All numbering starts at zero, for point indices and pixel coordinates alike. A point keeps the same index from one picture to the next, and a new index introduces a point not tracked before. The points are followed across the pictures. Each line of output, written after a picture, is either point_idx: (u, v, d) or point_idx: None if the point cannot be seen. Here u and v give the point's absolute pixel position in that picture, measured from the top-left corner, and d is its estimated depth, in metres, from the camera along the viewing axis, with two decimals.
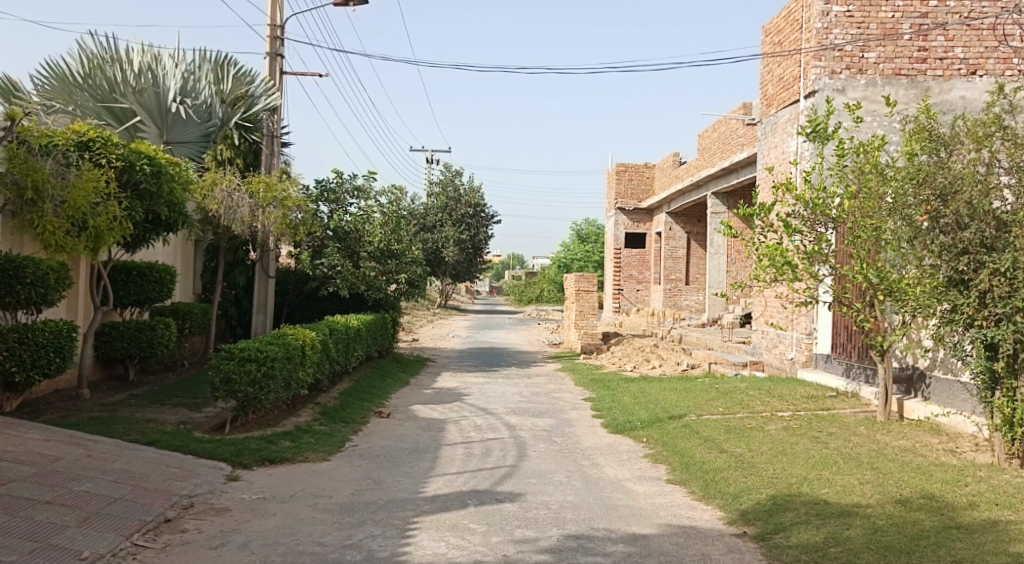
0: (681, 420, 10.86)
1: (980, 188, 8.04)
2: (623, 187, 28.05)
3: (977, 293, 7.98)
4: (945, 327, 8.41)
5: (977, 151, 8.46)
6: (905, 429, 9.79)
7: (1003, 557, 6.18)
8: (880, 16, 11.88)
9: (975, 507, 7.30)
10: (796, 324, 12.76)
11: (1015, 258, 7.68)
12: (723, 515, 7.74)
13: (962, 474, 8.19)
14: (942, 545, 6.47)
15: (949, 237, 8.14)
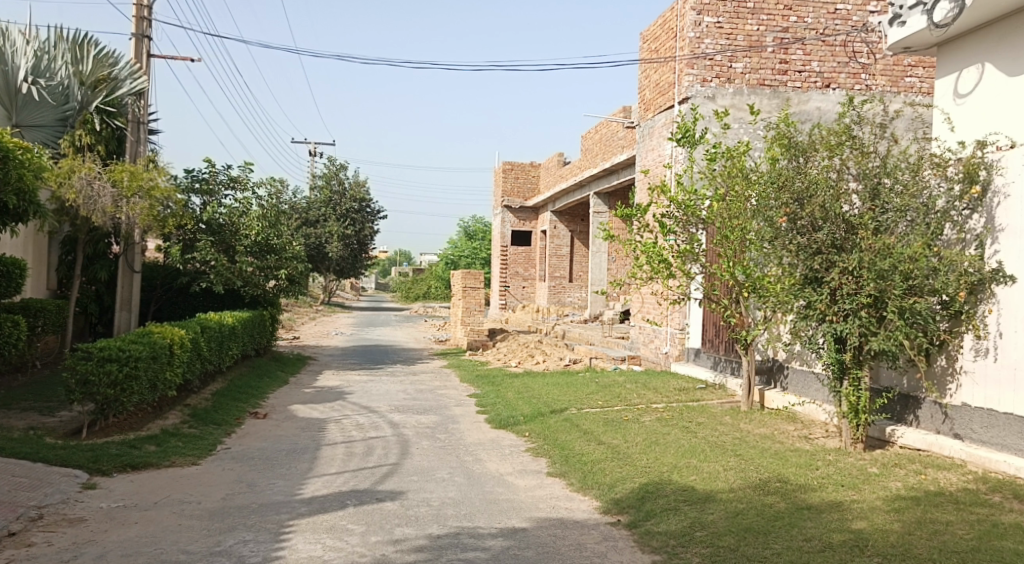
0: (562, 413, 11.10)
1: (832, 193, 8.68)
2: (509, 185, 28.21)
3: (828, 290, 8.63)
4: (801, 322, 8.99)
5: (830, 160, 8.93)
6: (765, 417, 10.49)
7: (846, 534, 6.66)
8: (745, 29, 12.55)
9: (824, 488, 7.86)
10: (669, 319, 13.23)
11: (861, 258, 8.36)
12: (599, 504, 8.01)
13: (813, 458, 8.85)
14: (795, 524, 6.95)
15: (805, 238, 8.75)
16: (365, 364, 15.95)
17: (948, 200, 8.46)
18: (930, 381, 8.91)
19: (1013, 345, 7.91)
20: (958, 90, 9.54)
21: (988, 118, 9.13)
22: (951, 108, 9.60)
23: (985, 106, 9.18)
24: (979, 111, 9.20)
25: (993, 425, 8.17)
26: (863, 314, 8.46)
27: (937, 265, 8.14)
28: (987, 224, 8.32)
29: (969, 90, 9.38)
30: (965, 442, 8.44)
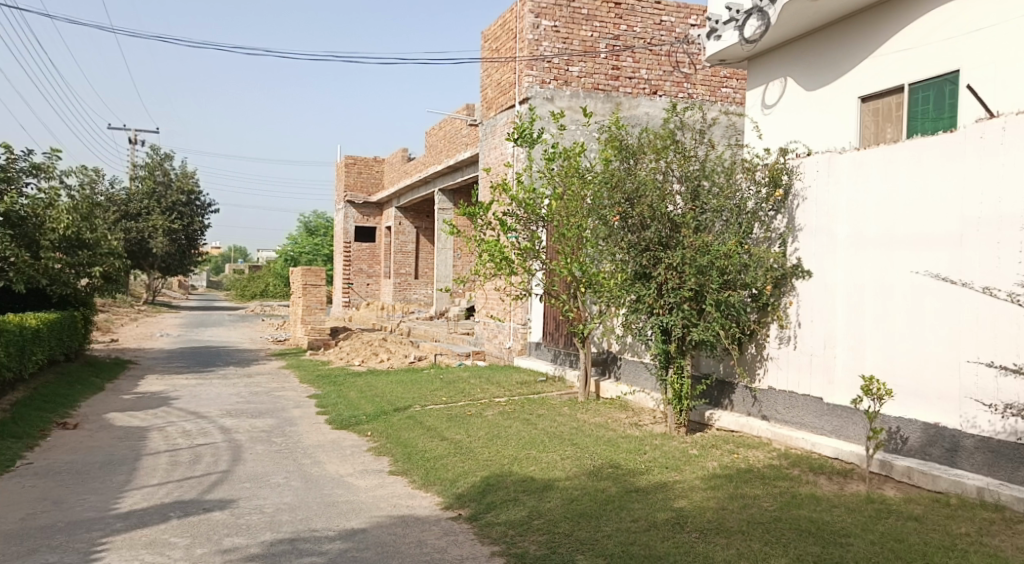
0: (406, 411, 10.95)
1: (659, 193, 6.62)
2: (350, 179, 24.32)
3: (656, 285, 6.65)
4: (629, 319, 7.00)
5: (655, 163, 6.86)
6: (600, 407, 10.80)
7: (671, 512, 5.26)
8: (581, 34, 12.90)
9: (647, 473, 6.17)
10: (511, 315, 13.42)
11: (684, 255, 6.45)
12: (440, 500, 6.47)
13: (640, 443, 7.00)
14: (624, 505, 5.48)
15: (633, 237, 6.71)
16: (192, 367, 15.03)
17: (757, 201, 6.71)
18: (739, 366, 7.06)
19: (814, 339, 6.30)
20: (766, 99, 9.04)
21: (788, 133, 8.86)
22: (759, 117, 9.17)
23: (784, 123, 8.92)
24: (779, 126, 8.95)
25: (792, 404, 6.52)
26: (685, 309, 6.61)
27: (746, 260, 6.51)
28: (790, 223, 6.57)
29: (774, 100, 8.90)
30: (770, 423, 6.73)
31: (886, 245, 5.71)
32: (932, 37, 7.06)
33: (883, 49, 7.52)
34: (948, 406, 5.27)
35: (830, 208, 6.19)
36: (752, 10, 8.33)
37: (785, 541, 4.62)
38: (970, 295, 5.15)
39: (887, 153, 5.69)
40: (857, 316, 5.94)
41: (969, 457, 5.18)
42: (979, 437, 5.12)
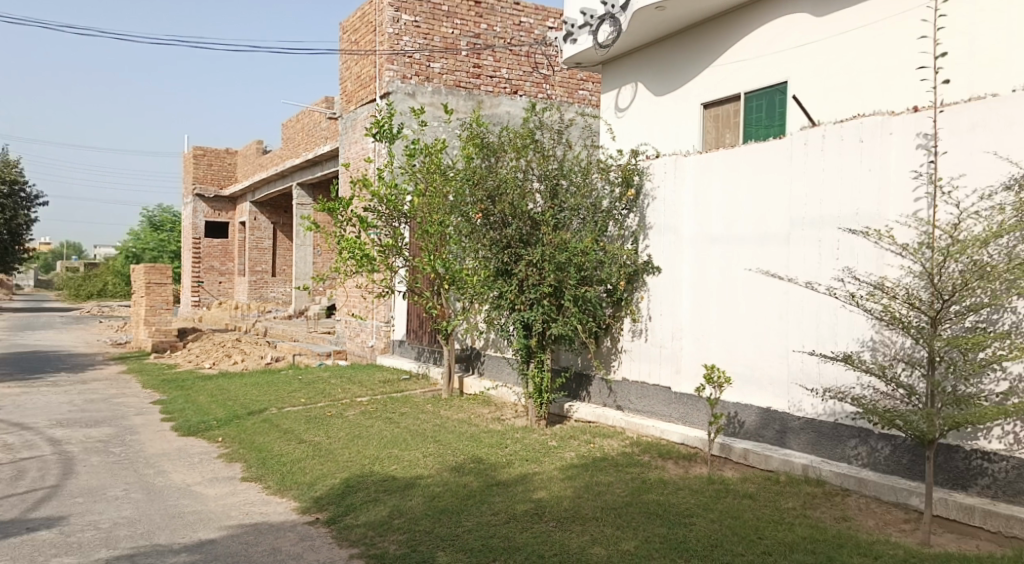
0: (260, 415, 10.65)
1: (519, 191, 6.70)
2: (200, 172, 23.31)
3: (518, 283, 6.70)
4: (494, 312, 7.09)
5: (516, 161, 6.88)
6: (464, 403, 10.81)
7: (529, 504, 5.39)
8: (441, 31, 12.93)
9: (511, 465, 6.31)
10: (375, 313, 13.31)
11: (545, 253, 6.56)
12: (297, 505, 6.17)
13: (503, 437, 7.13)
14: (485, 501, 5.55)
15: (497, 233, 6.77)
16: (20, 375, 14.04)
17: (611, 201, 6.87)
18: (595, 359, 7.31)
19: (662, 330, 6.60)
20: (619, 103, 9.40)
21: (642, 133, 9.06)
22: (612, 120, 9.50)
23: (641, 121, 9.10)
24: (637, 125, 9.12)
25: (644, 393, 6.81)
26: (546, 305, 6.70)
27: (601, 257, 6.71)
28: (642, 222, 6.83)
29: (626, 104, 9.26)
30: (624, 412, 6.99)
31: (727, 243, 6.06)
32: (765, 51, 7.44)
33: (721, 61, 7.93)
34: (778, 390, 5.65)
35: (677, 210, 6.49)
36: (604, 16, 8.56)
37: (635, 525, 4.84)
38: (797, 289, 5.51)
39: (728, 160, 6.04)
40: (701, 312, 6.28)
41: (795, 437, 5.54)
42: (804, 419, 5.48)
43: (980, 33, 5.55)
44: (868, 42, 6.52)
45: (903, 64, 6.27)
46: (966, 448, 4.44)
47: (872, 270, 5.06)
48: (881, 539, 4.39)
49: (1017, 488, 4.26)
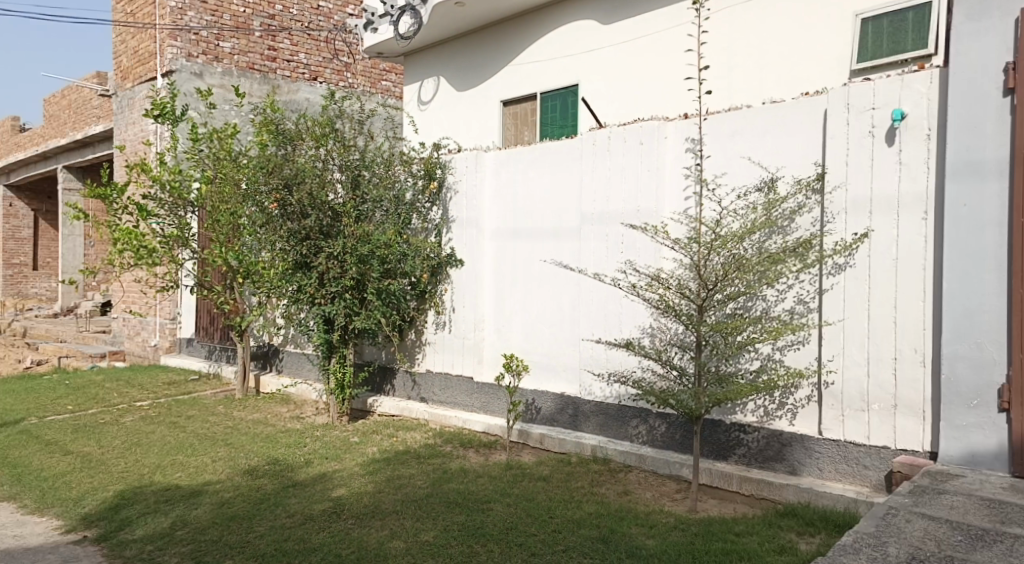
0: (15, 426, 8.49)
1: (319, 181, 6.48)
2: None
3: (316, 275, 6.59)
4: (293, 307, 6.87)
5: (314, 150, 6.62)
6: (258, 405, 9.34)
7: (327, 503, 5.31)
8: (231, 8, 11.49)
9: (310, 464, 6.16)
10: (157, 309, 12.38)
11: (346, 245, 6.49)
12: (61, 524, 5.43)
13: (302, 435, 6.93)
14: (279, 503, 5.35)
15: (294, 225, 6.52)
16: None
17: (414, 193, 6.96)
18: (399, 352, 7.39)
19: (464, 322, 6.76)
20: (421, 96, 9.50)
21: (444, 127, 9.24)
22: (414, 112, 9.60)
23: (443, 115, 9.27)
24: (439, 119, 9.29)
25: (447, 385, 6.98)
26: (347, 297, 6.66)
27: (405, 249, 6.75)
28: (444, 215, 6.99)
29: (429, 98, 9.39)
30: (428, 404, 7.14)
31: (527, 238, 6.32)
32: (558, 55, 7.82)
33: (518, 61, 8.24)
34: (570, 377, 5.97)
35: (479, 206, 6.68)
36: (405, 7, 8.56)
37: (434, 515, 4.97)
38: (586, 280, 5.82)
39: (526, 159, 6.30)
40: (503, 303, 6.53)
41: (587, 420, 5.87)
42: (595, 402, 5.81)
43: (737, 49, 6.14)
44: (645, 52, 7.02)
45: (675, 74, 6.80)
46: (726, 421, 4.94)
47: (651, 262, 5.40)
48: (656, 509, 4.80)
49: (766, 455, 4.80)
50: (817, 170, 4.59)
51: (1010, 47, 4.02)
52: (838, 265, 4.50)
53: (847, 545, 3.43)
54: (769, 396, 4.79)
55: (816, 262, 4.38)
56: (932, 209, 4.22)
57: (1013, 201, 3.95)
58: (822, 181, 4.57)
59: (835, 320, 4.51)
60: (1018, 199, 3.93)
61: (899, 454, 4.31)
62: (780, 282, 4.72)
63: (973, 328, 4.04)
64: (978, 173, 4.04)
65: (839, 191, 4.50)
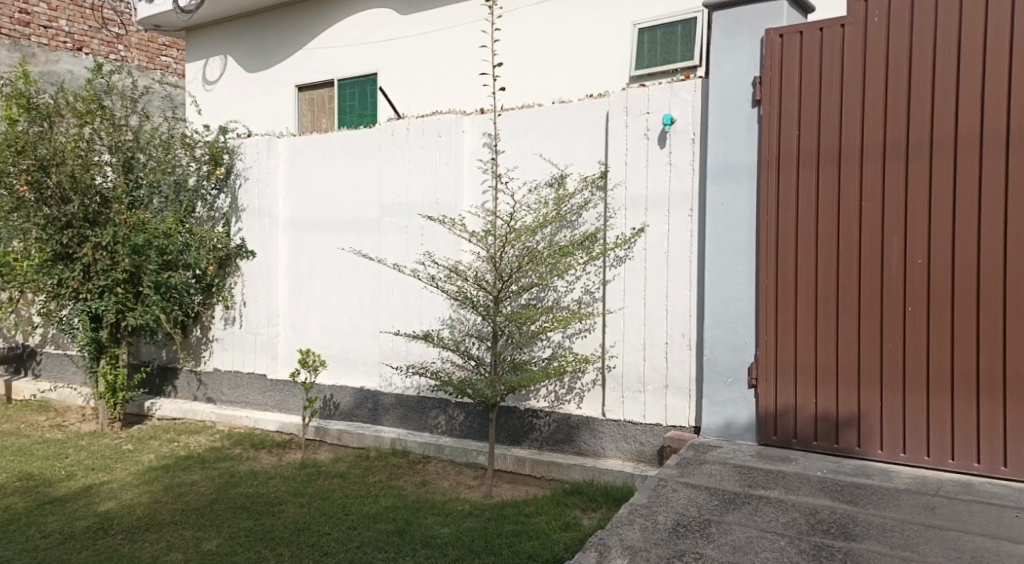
0: None
1: (81, 162, 5.95)
2: None
3: (81, 267, 6.06)
4: (52, 303, 6.22)
5: (78, 129, 6.03)
6: (11, 411, 8.11)
7: (91, 519, 4.91)
8: None
9: (70, 478, 5.61)
10: None
11: (117, 234, 6.05)
12: None
13: (63, 446, 6.29)
14: (34, 523, 4.85)
15: (53, 211, 5.94)
16: None
17: (198, 178, 6.65)
18: (183, 351, 7.03)
19: (257, 317, 6.52)
20: (206, 76, 9.01)
21: (231, 110, 8.83)
22: (199, 92, 9.10)
23: (229, 97, 8.84)
24: (226, 101, 8.85)
25: (237, 383, 6.71)
26: (120, 291, 6.18)
27: (187, 240, 6.39)
28: (234, 204, 6.72)
29: (216, 78, 8.92)
30: (215, 405, 6.82)
31: (323, 228, 6.15)
32: (356, 42, 7.73)
33: (314, 44, 8.05)
34: (370, 369, 5.91)
35: (272, 195, 6.42)
36: None
37: (219, 522, 4.77)
38: (388, 271, 5.78)
39: (320, 146, 6.13)
40: (296, 297, 6.37)
41: (387, 414, 5.84)
42: (395, 395, 5.80)
43: (529, 48, 6.37)
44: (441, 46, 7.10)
45: (470, 70, 6.94)
46: (521, 407, 5.14)
47: (449, 254, 5.42)
48: (452, 497, 4.90)
49: (556, 438, 5.04)
50: (601, 168, 4.86)
51: (756, 63, 4.38)
52: (619, 257, 4.80)
53: (623, 518, 3.76)
54: (559, 381, 5.02)
55: (600, 254, 4.69)
56: (696, 206, 4.57)
57: (760, 200, 4.33)
58: (605, 179, 4.85)
59: (616, 308, 4.82)
60: (763, 199, 4.31)
61: (669, 430, 4.66)
62: (569, 273, 4.98)
63: (730, 315, 4.42)
64: (733, 175, 4.41)
65: (620, 188, 4.80)
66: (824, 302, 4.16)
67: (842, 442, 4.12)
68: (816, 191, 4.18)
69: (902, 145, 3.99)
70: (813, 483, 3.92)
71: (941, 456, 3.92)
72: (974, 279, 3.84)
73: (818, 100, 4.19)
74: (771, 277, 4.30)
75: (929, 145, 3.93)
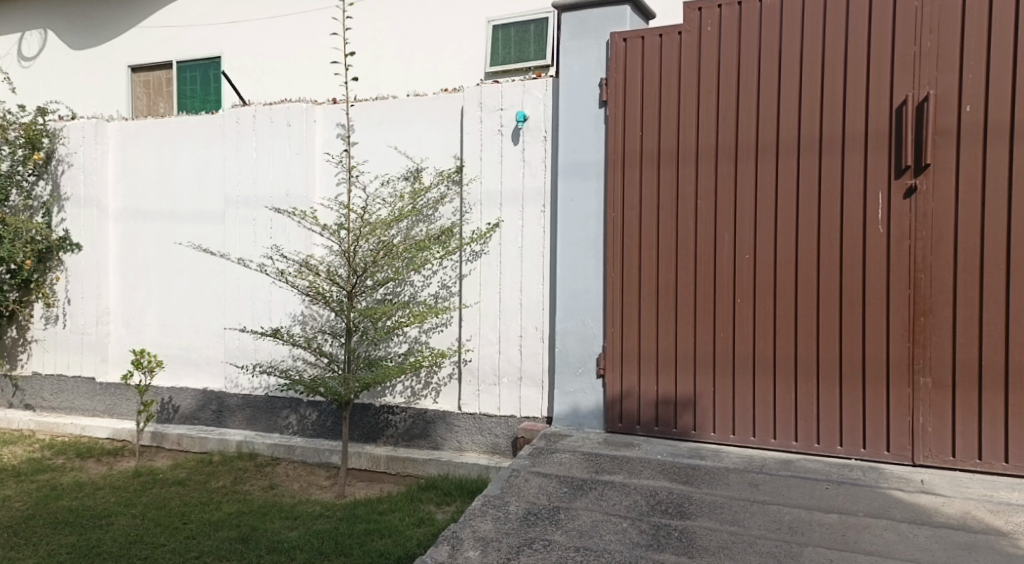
0: None
1: None
2: None
3: None
4: None
5: None
6: None
7: None
8: None
9: None
10: None
11: None
12: None
13: None
14: None
15: None
16: None
17: (11, 163, 6.04)
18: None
19: (84, 316, 6.02)
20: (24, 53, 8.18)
21: (50, 91, 8.14)
22: (10, 66, 8.25)
23: (47, 76, 8.13)
24: (43, 81, 8.14)
25: (61, 388, 6.18)
26: None
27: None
28: (55, 191, 6.14)
29: (32, 54, 8.15)
30: (35, 413, 6.26)
31: (161, 217, 5.77)
32: (196, 22, 7.44)
33: (148, 21, 7.65)
34: (215, 369, 5.60)
35: (101, 181, 5.93)
36: None
37: (37, 540, 4.36)
38: (232, 267, 5.49)
39: (158, 130, 5.74)
40: (128, 294, 5.93)
41: (234, 416, 5.56)
42: (241, 396, 5.53)
43: (381, 39, 6.56)
44: (290, 34, 7.03)
45: (320, 56, 6.88)
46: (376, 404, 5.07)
47: (301, 248, 5.24)
48: (302, 499, 4.75)
49: (412, 434, 5.00)
50: (457, 163, 4.86)
51: (602, 65, 4.51)
52: (475, 252, 4.82)
53: (475, 509, 3.88)
54: (416, 376, 4.99)
55: (456, 249, 4.67)
56: (548, 202, 4.67)
57: (606, 198, 4.48)
58: (460, 174, 4.85)
59: (472, 303, 4.84)
60: (610, 197, 4.47)
61: (523, 421, 4.74)
62: (426, 268, 4.95)
63: (580, 308, 4.55)
64: (581, 173, 4.54)
65: (475, 183, 4.82)
66: (666, 294, 4.38)
67: (679, 425, 4.36)
68: (657, 190, 4.38)
69: (732, 147, 4.26)
70: (652, 465, 4.13)
71: (765, 435, 4.22)
72: (794, 272, 4.16)
73: (658, 103, 4.39)
74: (616, 270, 4.47)
75: (756, 148, 4.21)
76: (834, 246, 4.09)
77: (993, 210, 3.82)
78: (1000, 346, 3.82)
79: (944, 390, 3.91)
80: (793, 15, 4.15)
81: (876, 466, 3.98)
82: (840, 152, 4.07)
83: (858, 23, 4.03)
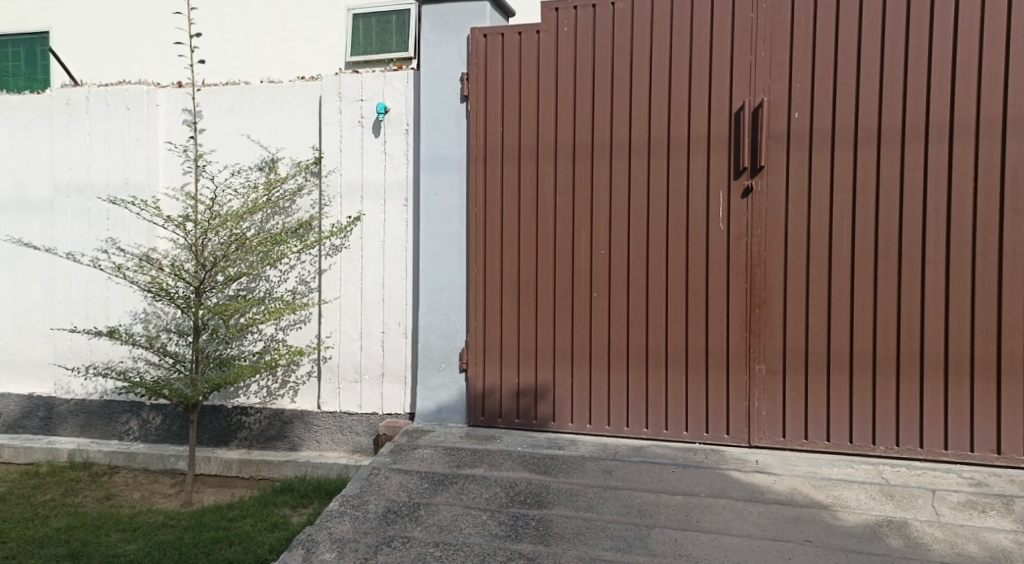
0: None
1: None
2: None
3: None
4: None
5: None
6: None
7: None
8: None
9: None
10: None
11: None
12: None
13: None
14: None
15: None
16: None
17: None
18: None
19: None
20: None
21: None
22: None
23: None
24: None
25: None
26: None
27: None
28: None
29: None
30: None
31: None
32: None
33: None
34: (42, 373, 5.14)
35: None
36: None
37: None
38: (61, 261, 5.04)
39: None
40: None
41: (65, 422, 5.12)
42: (73, 401, 5.10)
43: (228, 24, 6.48)
44: (132, 14, 6.82)
45: (162, 39, 6.76)
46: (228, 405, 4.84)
47: (142, 241, 4.89)
48: (143, 510, 4.44)
49: (268, 436, 4.81)
50: (315, 153, 4.71)
51: (464, 60, 4.51)
52: (336, 246, 4.70)
53: (333, 510, 3.83)
54: (272, 375, 4.81)
55: (315, 242, 4.56)
56: (411, 196, 4.62)
57: (469, 193, 4.49)
58: (319, 165, 4.71)
59: (332, 299, 4.71)
60: (472, 192, 4.48)
61: (385, 418, 4.67)
62: (282, 263, 4.77)
63: (442, 303, 4.54)
64: (443, 167, 4.53)
65: (335, 175, 4.70)
66: (527, 289, 4.43)
67: (539, 415, 4.43)
68: (519, 186, 4.43)
69: (588, 146, 4.35)
70: (512, 457, 4.17)
71: (618, 424, 4.34)
72: (645, 269, 4.29)
73: (518, 100, 4.43)
74: (480, 266, 4.49)
75: (610, 147, 4.32)
76: (681, 243, 4.25)
77: (818, 210, 4.08)
78: (823, 334, 4.09)
79: (776, 376, 4.15)
80: (644, 19, 4.27)
81: (717, 449, 4.18)
82: (687, 153, 4.23)
83: (702, 31, 4.20)
